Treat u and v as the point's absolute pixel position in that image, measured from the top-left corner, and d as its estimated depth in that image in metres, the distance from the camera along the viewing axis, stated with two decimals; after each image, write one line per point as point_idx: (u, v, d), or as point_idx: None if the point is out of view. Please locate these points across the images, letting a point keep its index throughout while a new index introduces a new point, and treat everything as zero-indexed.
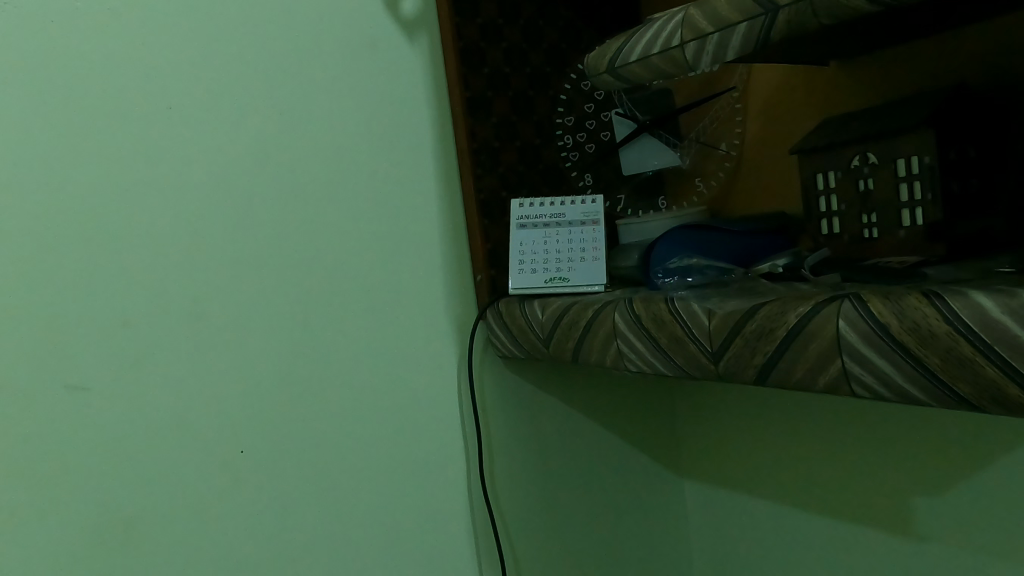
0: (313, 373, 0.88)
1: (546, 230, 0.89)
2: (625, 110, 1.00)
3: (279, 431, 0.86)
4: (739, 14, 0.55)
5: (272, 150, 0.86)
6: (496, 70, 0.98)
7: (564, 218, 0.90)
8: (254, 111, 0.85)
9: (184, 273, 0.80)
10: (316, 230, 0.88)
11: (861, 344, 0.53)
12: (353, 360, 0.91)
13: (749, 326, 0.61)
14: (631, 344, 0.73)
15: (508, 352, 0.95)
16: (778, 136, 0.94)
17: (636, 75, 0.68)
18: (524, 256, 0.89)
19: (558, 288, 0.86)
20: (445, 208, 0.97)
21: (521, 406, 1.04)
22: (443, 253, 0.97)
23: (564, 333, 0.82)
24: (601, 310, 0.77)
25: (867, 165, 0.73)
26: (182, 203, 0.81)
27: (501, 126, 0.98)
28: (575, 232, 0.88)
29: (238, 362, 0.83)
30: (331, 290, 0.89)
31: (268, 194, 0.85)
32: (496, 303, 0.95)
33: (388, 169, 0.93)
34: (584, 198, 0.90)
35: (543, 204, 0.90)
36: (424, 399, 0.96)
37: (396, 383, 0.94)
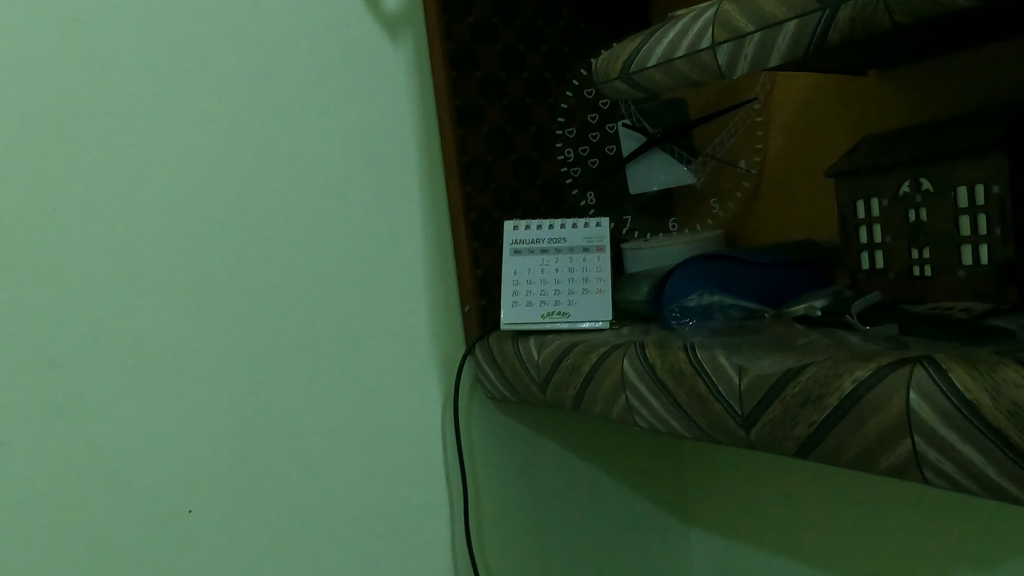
0: (277, 417, 0.76)
1: (544, 257, 0.78)
2: (633, 121, 0.89)
3: (237, 485, 0.74)
4: (788, 9, 0.45)
5: (235, 160, 0.75)
6: (490, 75, 0.87)
7: (565, 243, 0.78)
8: (215, 115, 0.74)
9: (126, 302, 0.69)
10: (284, 252, 0.77)
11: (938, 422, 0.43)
12: (324, 401, 0.79)
13: (790, 388, 0.50)
14: (643, 398, 0.62)
15: (498, 394, 0.84)
16: (807, 154, 0.84)
17: (654, 82, 0.58)
18: (518, 286, 0.77)
19: (556, 325, 0.75)
20: (430, 228, 0.86)
21: (513, 450, 0.93)
22: (427, 278, 0.86)
23: (564, 378, 0.71)
24: (608, 355, 0.66)
25: (919, 193, 0.63)
26: (125, 220, 0.69)
27: (495, 136, 0.87)
28: (577, 260, 0.77)
29: (189, 406, 0.72)
30: (301, 322, 0.78)
31: (229, 210, 0.74)
32: (487, 337, 0.84)
33: (367, 183, 0.82)
34: (589, 220, 0.79)
35: (541, 227, 0.79)
36: (403, 444, 0.85)
37: (374, 426, 0.83)
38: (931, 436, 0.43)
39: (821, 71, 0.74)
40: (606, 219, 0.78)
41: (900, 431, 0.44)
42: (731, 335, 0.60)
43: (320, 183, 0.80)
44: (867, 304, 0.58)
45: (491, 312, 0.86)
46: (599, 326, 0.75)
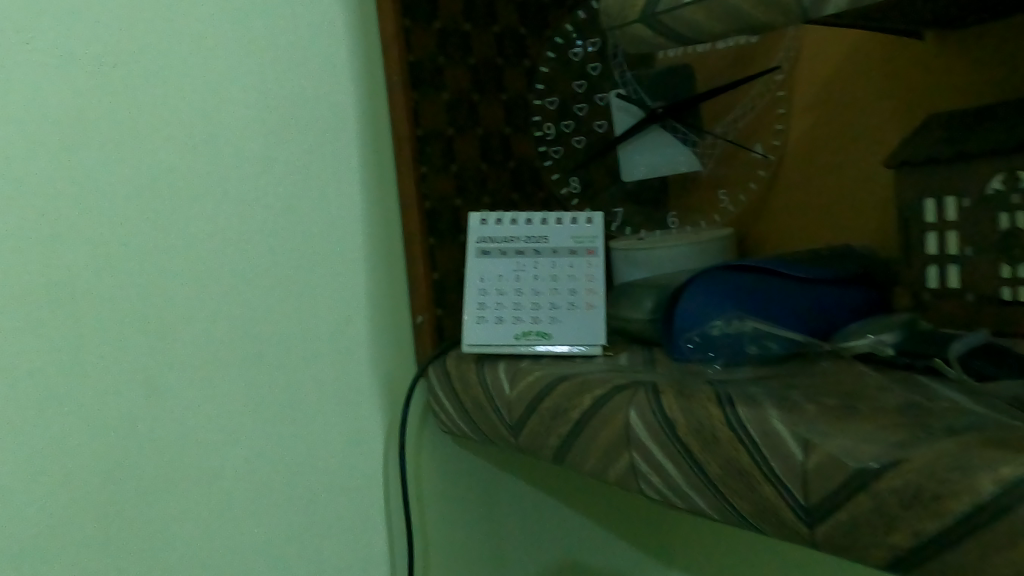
0: (161, 466, 0.58)
1: (518, 260, 0.60)
2: (629, 91, 0.72)
3: (104, 557, 0.56)
4: None
5: (103, 125, 0.55)
6: (453, 26, 0.69)
7: (546, 243, 0.61)
8: (72, 62, 0.54)
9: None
10: (171, 248, 0.58)
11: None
12: (228, 442, 0.61)
13: (888, 477, 0.34)
14: (657, 462, 0.46)
15: (454, 430, 0.66)
16: (841, 138, 0.68)
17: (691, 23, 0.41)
18: (486, 298, 0.59)
19: (534, 349, 0.58)
20: (375, 219, 0.68)
21: (474, 496, 0.75)
22: (370, 282, 0.68)
23: (544, 422, 0.54)
24: (605, 399, 0.49)
25: (1017, 191, 0.48)
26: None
27: (458, 105, 0.69)
28: (561, 265, 0.60)
29: (30, 458, 0.53)
30: (196, 340, 0.59)
31: (94, 190, 0.55)
32: (441, 357, 0.66)
33: (293, 160, 0.64)
34: (577, 213, 0.61)
35: (516, 221, 0.61)
36: (335, 489, 0.67)
37: (296, 471, 0.65)
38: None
39: (875, 28, 0.58)
40: (601, 213, 0.61)
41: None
42: (777, 382, 0.44)
43: (222, 156, 0.60)
44: (966, 348, 0.42)
45: (450, 326, 0.68)
46: (589, 351, 0.58)
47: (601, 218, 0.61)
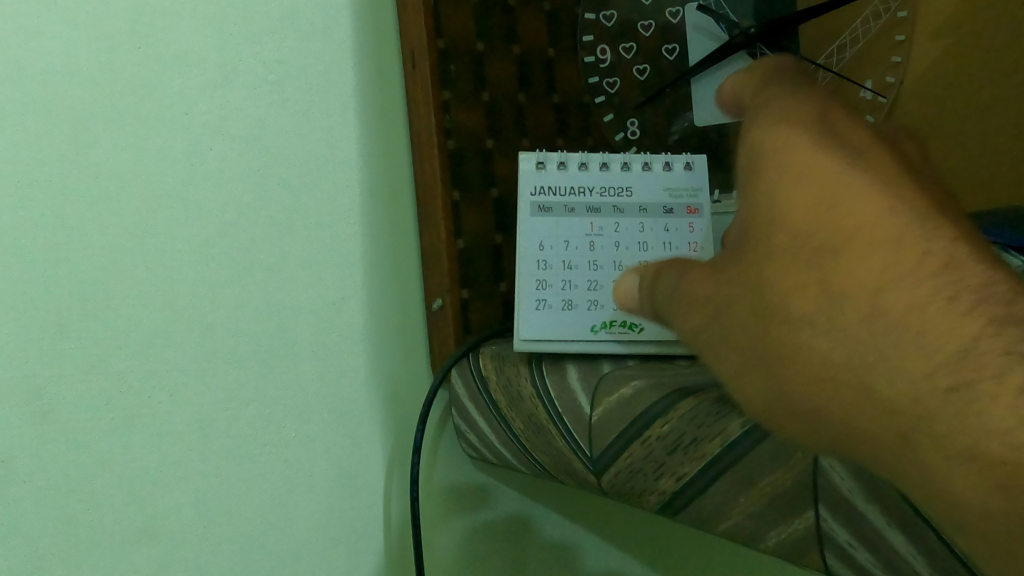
0: (62, 507, 0.40)
1: (592, 221, 0.43)
2: (711, 3, 0.54)
3: None
4: None
5: None
6: None
7: (630, 197, 0.44)
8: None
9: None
10: (79, 191, 0.40)
11: (755, 396, 0.26)
12: (164, 480, 0.43)
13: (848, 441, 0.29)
14: (873, 531, 0.29)
15: (486, 455, 0.49)
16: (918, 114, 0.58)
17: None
18: (548, 275, 0.43)
19: (618, 346, 0.42)
20: (376, 165, 0.49)
21: (516, 542, 0.56)
22: (368, 250, 0.49)
23: (652, 457, 0.36)
24: (769, 428, 0.32)
25: None
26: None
27: (491, 10, 0.51)
28: (653, 227, 0.44)
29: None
30: (116, 331, 0.41)
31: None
32: (473, 357, 0.48)
33: (256, 74, 0.45)
34: (672, 156, 0.45)
35: (588, 168, 0.44)
36: (323, 534, 0.49)
37: (268, 520, 0.46)
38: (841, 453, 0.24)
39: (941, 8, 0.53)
40: (703, 155, 0.45)
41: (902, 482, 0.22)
42: None
43: (152, 63, 0.42)
44: None
45: (479, 313, 0.50)
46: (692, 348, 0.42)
47: (705, 162, 0.45)
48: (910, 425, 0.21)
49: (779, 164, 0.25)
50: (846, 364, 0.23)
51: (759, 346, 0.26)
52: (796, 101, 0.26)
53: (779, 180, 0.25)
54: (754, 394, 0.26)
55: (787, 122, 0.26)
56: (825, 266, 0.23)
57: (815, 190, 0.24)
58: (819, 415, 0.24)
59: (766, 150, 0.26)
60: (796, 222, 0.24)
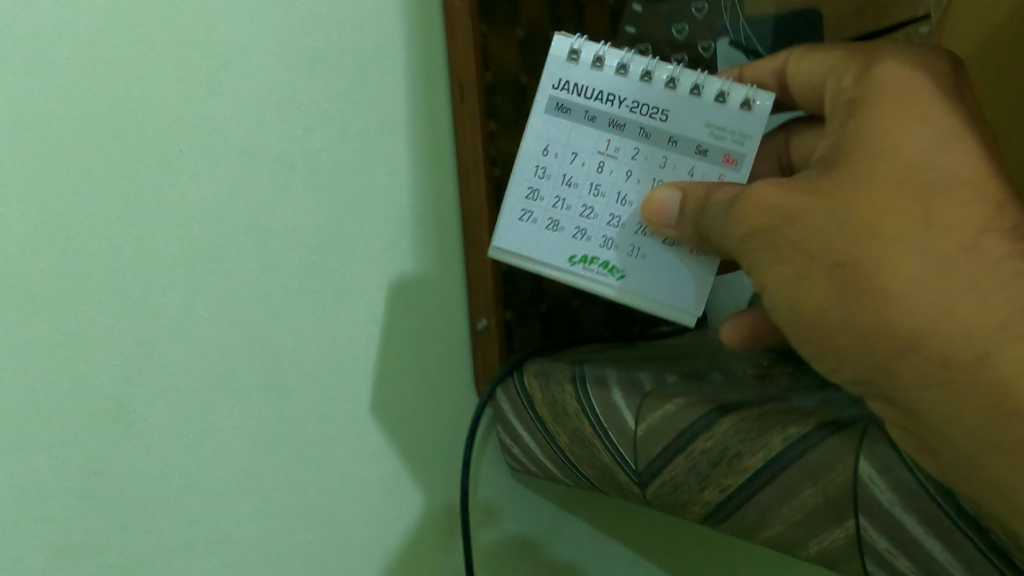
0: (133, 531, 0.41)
1: (609, 138, 0.40)
2: (740, 39, 0.58)
3: None
4: None
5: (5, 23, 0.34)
6: None
7: (664, 122, 0.40)
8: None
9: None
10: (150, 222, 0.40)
11: (811, 300, 0.32)
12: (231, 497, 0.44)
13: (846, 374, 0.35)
14: (911, 542, 0.31)
15: (530, 467, 0.51)
16: None
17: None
18: (540, 185, 0.41)
19: (589, 283, 0.42)
20: (424, 191, 0.52)
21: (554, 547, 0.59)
22: (416, 271, 0.52)
23: (696, 469, 0.38)
24: (809, 444, 0.34)
25: None
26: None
27: (534, 45, 0.53)
28: (679, 163, 0.40)
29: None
30: (187, 350, 0.42)
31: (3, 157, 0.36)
32: (516, 376, 0.49)
33: (316, 108, 0.46)
34: (732, 86, 0.40)
35: (629, 72, 0.40)
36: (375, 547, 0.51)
37: (327, 531, 0.48)
38: (829, 331, 0.32)
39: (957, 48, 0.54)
40: (769, 94, 0.40)
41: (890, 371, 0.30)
42: None
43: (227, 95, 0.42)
44: None
45: (520, 330, 0.53)
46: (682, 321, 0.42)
47: (766, 104, 0.40)
48: (985, 343, 0.27)
49: (902, 103, 0.32)
50: (933, 279, 0.29)
51: (845, 259, 0.31)
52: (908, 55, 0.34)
53: (891, 106, 0.32)
54: (817, 288, 0.32)
55: (899, 67, 0.33)
56: (927, 200, 0.30)
57: (911, 122, 0.31)
58: (866, 320, 0.30)
59: (883, 87, 0.33)
60: (901, 149, 0.31)
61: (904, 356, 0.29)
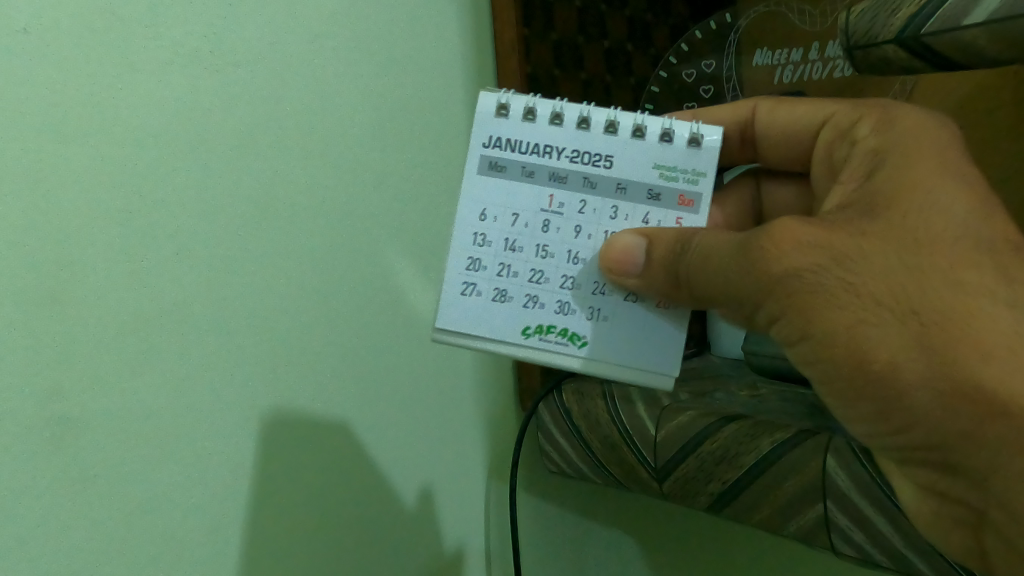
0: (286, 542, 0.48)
1: (551, 192, 0.40)
2: None
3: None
4: None
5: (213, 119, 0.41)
6: (568, 38, 0.64)
7: (609, 169, 0.40)
8: (211, 88, 0.42)
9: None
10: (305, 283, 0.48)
11: (882, 346, 0.31)
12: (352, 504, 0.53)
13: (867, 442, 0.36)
14: (864, 520, 0.42)
15: (565, 468, 0.62)
16: None
17: (968, 49, 0.35)
18: (482, 254, 0.41)
19: (548, 352, 0.41)
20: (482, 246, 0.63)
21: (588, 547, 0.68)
22: None
23: (704, 466, 0.49)
24: (791, 445, 0.45)
25: None
26: (40, 264, 0.35)
27: None
28: (629, 212, 0.40)
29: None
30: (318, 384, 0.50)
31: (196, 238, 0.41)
32: (557, 393, 0.60)
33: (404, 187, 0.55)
34: (676, 123, 0.40)
35: (564, 120, 0.40)
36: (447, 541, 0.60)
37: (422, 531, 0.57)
38: (902, 388, 0.31)
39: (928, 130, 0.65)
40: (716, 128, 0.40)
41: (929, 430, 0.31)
42: None
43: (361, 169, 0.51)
44: None
45: None
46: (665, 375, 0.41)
47: (714, 138, 0.40)
48: None
49: (933, 164, 0.34)
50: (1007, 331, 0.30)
51: (915, 302, 0.31)
52: (929, 116, 0.37)
53: (928, 164, 0.34)
54: (888, 338, 0.31)
55: (921, 126, 0.36)
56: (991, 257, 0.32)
57: (947, 180, 0.33)
58: (928, 364, 0.30)
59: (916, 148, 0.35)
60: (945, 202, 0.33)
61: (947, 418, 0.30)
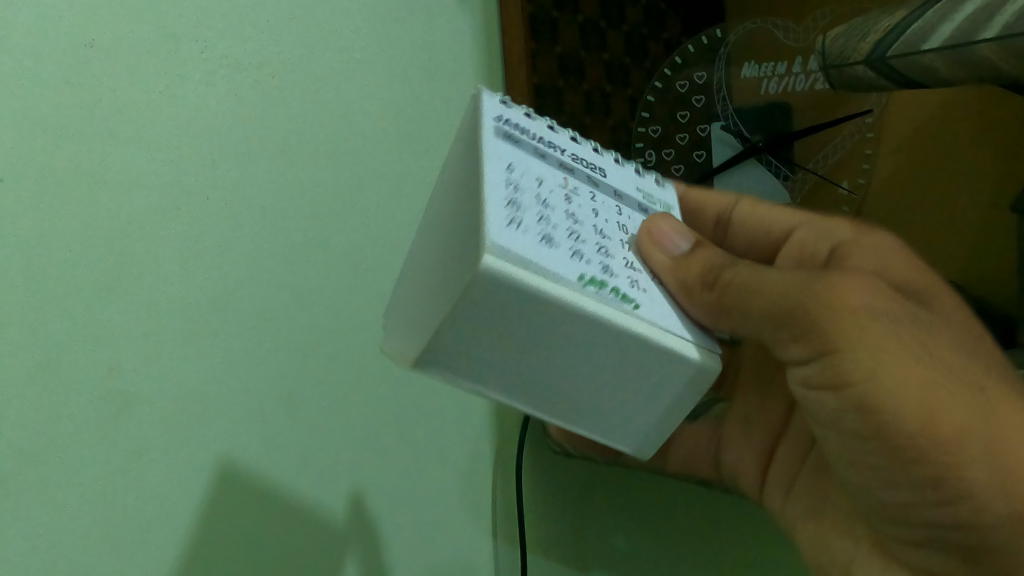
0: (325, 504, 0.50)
1: (566, 174, 0.34)
2: (730, 123, 0.74)
3: None
4: None
5: (266, 139, 0.48)
6: (570, 52, 0.70)
7: (606, 179, 0.37)
8: (254, 99, 0.48)
9: (21, 401, 0.36)
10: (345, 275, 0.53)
11: (949, 416, 0.33)
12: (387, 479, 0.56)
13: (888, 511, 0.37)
14: None
15: (568, 450, 0.65)
16: (892, 222, 0.71)
17: (925, 69, 0.41)
18: (519, 194, 0.30)
19: (611, 312, 0.30)
20: None
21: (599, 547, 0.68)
22: None
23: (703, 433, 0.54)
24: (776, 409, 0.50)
25: None
26: (111, 256, 0.40)
27: (574, 127, 0.69)
28: (634, 216, 0.36)
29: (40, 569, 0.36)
30: None
31: (229, 227, 0.46)
32: None
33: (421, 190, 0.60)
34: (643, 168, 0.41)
35: (558, 131, 0.37)
36: (469, 524, 0.61)
37: (440, 509, 0.59)
38: (963, 460, 0.33)
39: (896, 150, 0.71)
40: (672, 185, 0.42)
41: (969, 506, 0.34)
42: None
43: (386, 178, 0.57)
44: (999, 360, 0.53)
45: None
46: (690, 380, 0.33)
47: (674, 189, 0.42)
48: None
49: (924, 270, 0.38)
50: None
51: (964, 379, 0.33)
52: None
53: (921, 270, 0.38)
54: (954, 408, 0.33)
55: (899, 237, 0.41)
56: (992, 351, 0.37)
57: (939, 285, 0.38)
58: (983, 436, 0.33)
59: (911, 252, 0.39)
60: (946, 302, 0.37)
61: (992, 498, 0.33)
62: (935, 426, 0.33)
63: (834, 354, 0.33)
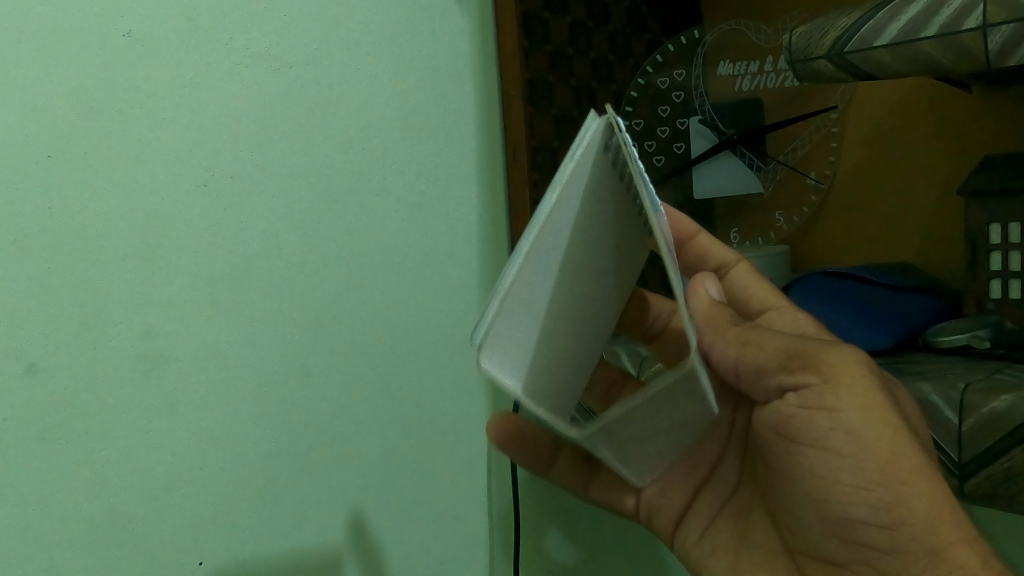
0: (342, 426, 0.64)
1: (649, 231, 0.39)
2: (707, 117, 0.80)
3: (296, 501, 0.61)
4: (1008, 13, 0.39)
5: (299, 138, 0.61)
6: (561, 49, 0.75)
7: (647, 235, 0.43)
8: (292, 107, 0.60)
9: (120, 336, 0.50)
10: (359, 246, 0.65)
11: (888, 439, 0.42)
12: (389, 415, 0.68)
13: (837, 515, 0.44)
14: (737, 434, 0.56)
15: None
16: (854, 206, 0.78)
17: (876, 62, 0.46)
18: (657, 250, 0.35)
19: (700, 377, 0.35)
20: (485, 233, 0.76)
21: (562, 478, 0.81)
22: (482, 274, 0.76)
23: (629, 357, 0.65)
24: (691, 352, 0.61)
25: (1006, 238, 0.61)
26: (133, 244, 0.51)
27: (563, 120, 0.75)
28: None
29: (94, 482, 0.49)
30: (362, 324, 0.65)
31: (239, 220, 0.57)
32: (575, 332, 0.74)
33: (423, 175, 0.70)
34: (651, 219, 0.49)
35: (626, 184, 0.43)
36: (453, 456, 0.74)
37: (433, 441, 0.72)
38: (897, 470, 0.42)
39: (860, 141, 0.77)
40: None
41: (911, 511, 0.42)
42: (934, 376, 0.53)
43: (394, 167, 0.68)
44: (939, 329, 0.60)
45: None
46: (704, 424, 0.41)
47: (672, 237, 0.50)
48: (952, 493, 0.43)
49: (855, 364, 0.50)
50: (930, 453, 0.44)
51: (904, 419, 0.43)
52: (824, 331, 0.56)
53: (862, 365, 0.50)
54: (894, 434, 0.42)
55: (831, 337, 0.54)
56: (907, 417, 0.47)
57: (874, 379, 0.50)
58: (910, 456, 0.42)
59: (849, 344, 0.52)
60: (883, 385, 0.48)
61: (933, 499, 0.42)
62: (892, 450, 0.42)
63: (826, 383, 0.42)
